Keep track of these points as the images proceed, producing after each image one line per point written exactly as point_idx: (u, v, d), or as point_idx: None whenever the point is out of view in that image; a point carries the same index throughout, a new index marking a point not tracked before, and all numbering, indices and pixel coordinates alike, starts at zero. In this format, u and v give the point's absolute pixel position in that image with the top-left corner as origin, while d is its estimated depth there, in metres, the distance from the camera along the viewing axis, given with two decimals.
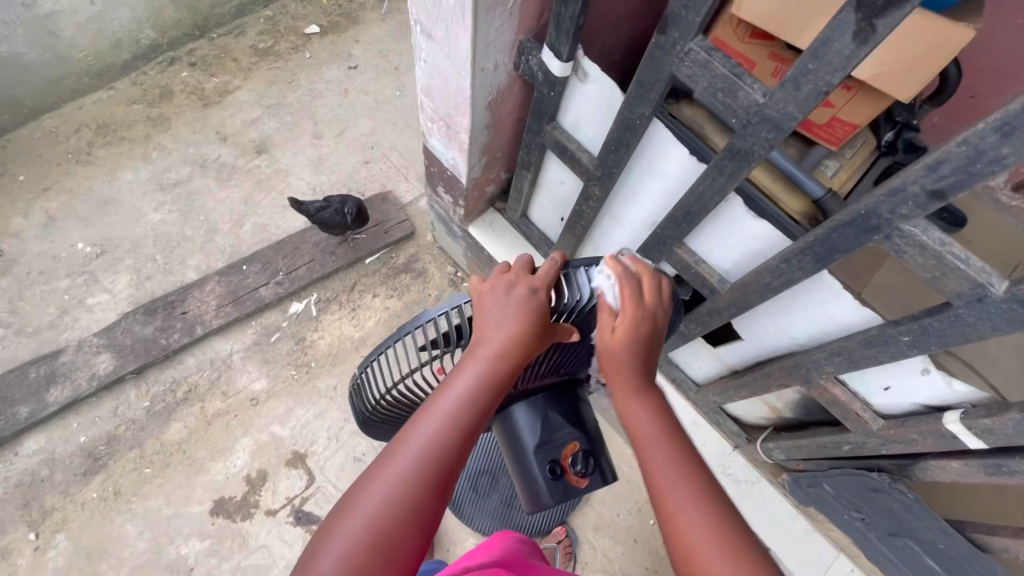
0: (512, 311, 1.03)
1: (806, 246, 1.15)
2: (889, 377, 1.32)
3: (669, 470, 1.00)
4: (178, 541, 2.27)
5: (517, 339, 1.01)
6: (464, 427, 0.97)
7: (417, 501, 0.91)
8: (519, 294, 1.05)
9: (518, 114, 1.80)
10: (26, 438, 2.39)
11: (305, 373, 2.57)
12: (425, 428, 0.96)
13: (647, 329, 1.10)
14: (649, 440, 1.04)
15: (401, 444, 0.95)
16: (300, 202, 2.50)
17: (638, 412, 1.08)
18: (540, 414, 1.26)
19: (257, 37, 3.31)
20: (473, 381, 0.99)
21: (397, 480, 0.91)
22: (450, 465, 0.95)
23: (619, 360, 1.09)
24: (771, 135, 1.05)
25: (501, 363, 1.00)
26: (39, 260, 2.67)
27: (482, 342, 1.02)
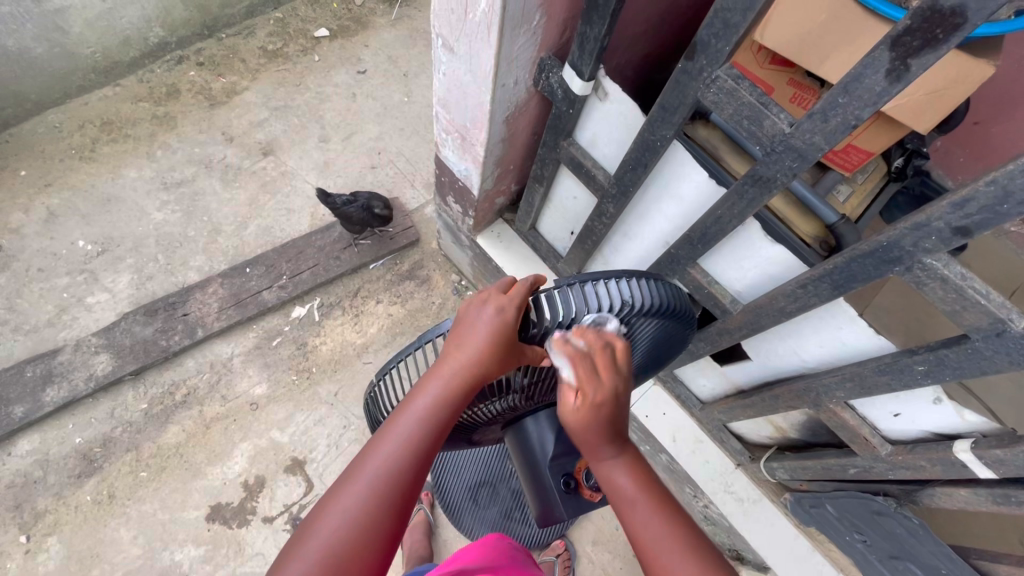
0: (482, 327, 0.97)
1: (823, 273, 1.16)
2: (899, 404, 1.34)
3: (652, 526, 1.00)
4: (173, 548, 2.24)
5: (484, 358, 0.96)
6: (422, 447, 0.97)
7: (375, 521, 0.92)
8: (489, 311, 0.98)
9: (533, 128, 1.80)
10: (20, 438, 2.35)
11: (306, 378, 2.55)
12: (384, 447, 0.96)
13: (613, 402, 1.00)
14: (629, 501, 1.03)
15: (359, 466, 0.96)
16: (328, 194, 2.46)
17: (616, 475, 1.04)
18: (555, 426, 1.25)
19: (266, 39, 3.31)
20: (435, 398, 0.98)
21: (356, 501, 0.92)
22: (407, 484, 0.96)
23: (588, 436, 1.01)
24: (795, 164, 1.06)
25: (464, 381, 0.98)
26: (39, 257, 2.64)
27: (445, 359, 0.99)
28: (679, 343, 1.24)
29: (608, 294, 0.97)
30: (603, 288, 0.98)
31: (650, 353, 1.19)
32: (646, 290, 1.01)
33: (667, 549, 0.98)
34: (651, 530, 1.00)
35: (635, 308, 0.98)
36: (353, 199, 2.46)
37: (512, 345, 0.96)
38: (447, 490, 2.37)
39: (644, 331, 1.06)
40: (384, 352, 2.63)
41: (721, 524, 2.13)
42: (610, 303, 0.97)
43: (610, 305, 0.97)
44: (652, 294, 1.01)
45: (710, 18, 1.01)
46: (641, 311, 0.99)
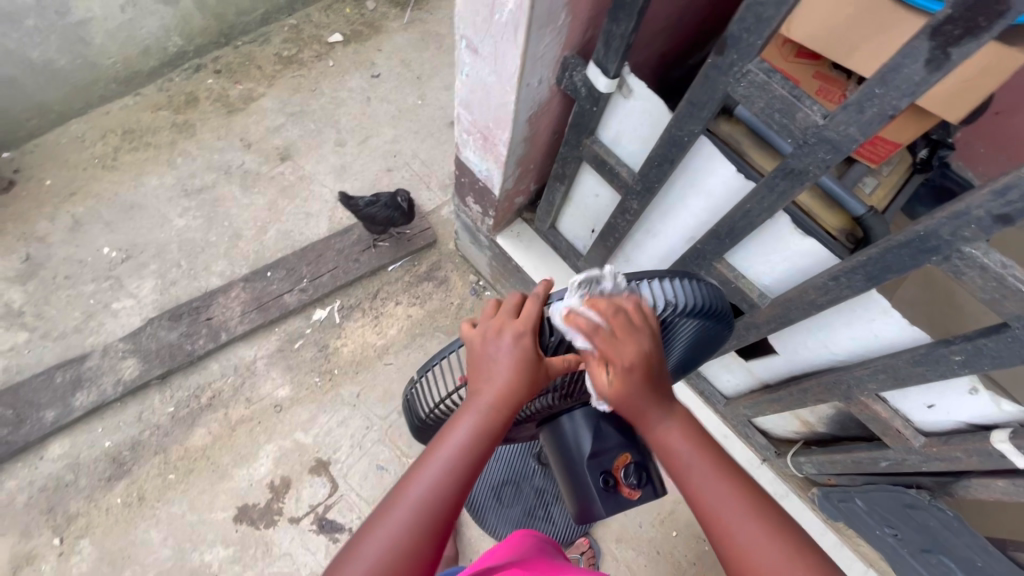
0: (506, 358, 0.99)
1: (856, 265, 1.16)
2: (933, 396, 1.33)
3: (707, 481, 1.01)
4: (202, 549, 2.27)
5: (514, 387, 0.99)
6: (461, 475, 0.99)
7: (417, 546, 0.93)
8: (508, 341, 0.99)
9: (555, 127, 1.81)
10: (50, 442, 2.39)
11: (328, 380, 2.58)
12: (424, 476, 0.98)
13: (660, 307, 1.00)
14: (681, 456, 1.04)
15: (400, 492, 0.98)
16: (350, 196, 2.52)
17: (668, 431, 1.04)
18: (592, 424, 1.27)
19: (281, 46, 3.34)
20: (470, 429, 0.99)
21: (399, 529, 0.94)
22: (447, 512, 0.97)
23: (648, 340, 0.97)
24: (828, 156, 1.06)
25: (496, 411, 1.00)
26: (65, 264, 2.69)
27: (476, 388, 1.01)
28: (722, 337, 1.23)
29: (651, 295, 0.98)
30: (645, 289, 0.98)
31: (692, 347, 1.19)
32: (689, 290, 1.01)
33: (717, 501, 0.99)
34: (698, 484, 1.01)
35: (679, 308, 0.99)
36: (374, 199, 2.50)
37: (538, 372, 0.99)
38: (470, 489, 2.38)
39: (683, 329, 1.06)
40: (404, 353, 2.65)
41: None
42: (651, 303, 0.97)
43: (652, 306, 0.97)
44: (694, 293, 1.01)
45: (741, 13, 1.01)
46: (684, 310, 1.00)
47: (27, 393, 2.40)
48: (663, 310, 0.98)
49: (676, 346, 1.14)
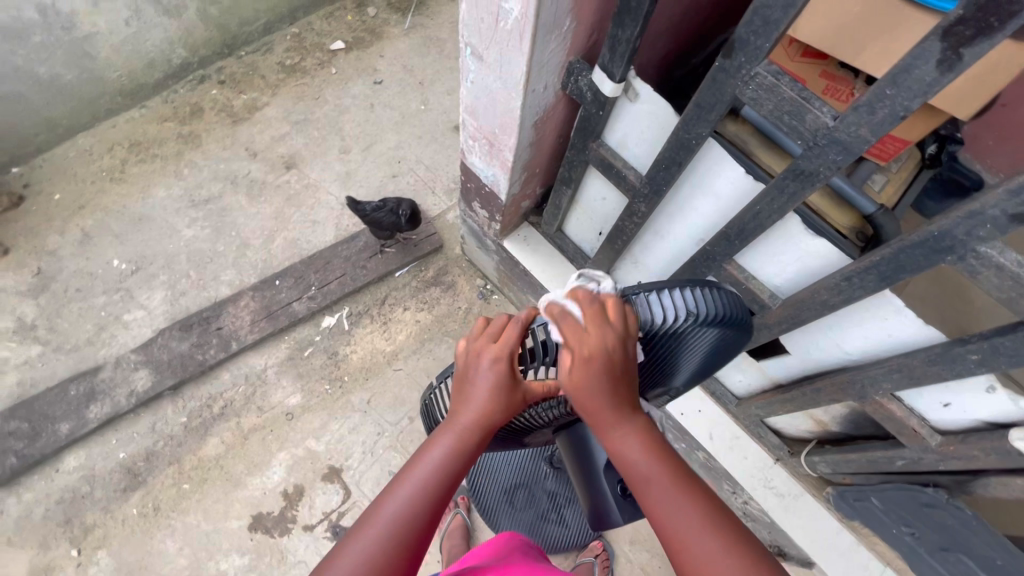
0: (486, 382, 1.02)
1: (869, 265, 1.16)
2: (949, 394, 1.32)
3: (673, 508, 0.95)
4: (218, 558, 2.28)
5: (492, 411, 1.02)
6: (436, 493, 1.01)
7: (387, 561, 0.95)
8: (486, 364, 1.02)
9: (560, 131, 1.81)
10: (66, 454, 2.41)
11: (338, 387, 2.59)
12: (398, 495, 1.00)
13: (606, 356, 0.95)
14: (643, 476, 0.99)
15: (378, 507, 1.00)
16: (356, 202, 2.52)
17: (628, 444, 0.99)
18: None
19: (284, 54, 3.36)
20: (446, 450, 1.03)
21: (374, 543, 0.95)
22: (421, 528, 0.99)
23: (581, 394, 0.96)
24: (839, 157, 1.06)
25: (474, 434, 1.02)
26: (76, 277, 2.71)
27: (456, 410, 1.04)
28: (736, 348, 1.22)
29: (674, 304, 0.99)
30: (668, 298, 1.00)
31: (707, 357, 1.18)
32: (710, 299, 1.03)
33: (697, 531, 0.93)
34: (676, 517, 0.94)
35: (702, 317, 1.00)
36: (382, 204, 2.50)
37: (514, 400, 1.03)
38: (482, 494, 2.39)
39: (703, 339, 1.07)
40: (413, 359, 2.65)
41: (762, 520, 2.12)
42: (674, 314, 0.98)
43: (676, 315, 0.98)
44: (716, 303, 1.02)
45: (749, 16, 1.01)
46: (707, 320, 1.01)
47: (41, 406, 2.42)
48: (684, 320, 0.98)
49: (694, 356, 1.14)
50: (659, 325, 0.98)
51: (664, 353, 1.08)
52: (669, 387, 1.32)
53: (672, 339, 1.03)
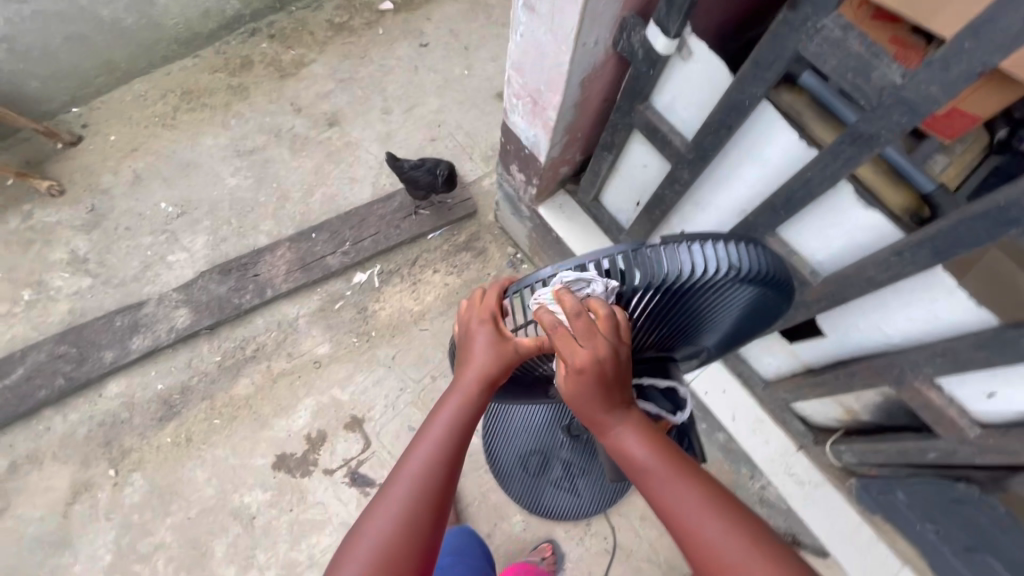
0: (481, 344, 1.10)
1: (924, 238, 1.11)
2: (994, 383, 1.27)
3: (677, 496, 0.95)
4: (242, 491, 2.39)
5: (491, 367, 1.09)
6: (452, 449, 1.08)
7: (415, 512, 1.00)
8: (480, 329, 1.10)
9: (607, 93, 1.78)
10: (107, 382, 2.53)
11: (365, 341, 2.65)
12: (420, 451, 1.06)
13: (600, 367, 0.95)
14: (644, 470, 1.00)
15: (397, 474, 1.04)
16: (396, 158, 2.54)
17: (628, 438, 1.02)
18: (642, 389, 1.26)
19: (334, 12, 3.38)
20: (454, 409, 1.10)
21: (400, 505, 1.00)
22: (441, 487, 1.03)
23: (579, 400, 1.00)
24: (904, 119, 1.01)
25: (477, 389, 1.10)
26: (126, 216, 2.83)
27: (459, 374, 1.12)
28: (775, 310, 1.20)
29: (717, 257, 0.98)
30: (711, 249, 0.98)
31: (742, 318, 1.17)
32: (753, 256, 1.02)
33: (697, 513, 0.93)
34: (678, 502, 0.95)
35: (744, 272, 0.99)
36: (420, 162, 2.53)
37: (508, 356, 1.10)
38: (498, 455, 2.43)
39: (741, 297, 1.06)
40: (440, 320, 2.69)
41: (779, 506, 2.10)
42: (716, 266, 0.97)
43: (719, 267, 0.97)
44: (759, 261, 1.02)
45: None
46: (750, 276, 1.00)
47: (88, 334, 2.55)
48: (725, 273, 0.97)
49: (727, 317, 1.14)
50: (702, 276, 0.96)
51: (700, 308, 1.07)
52: (701, 345, 1.32)
53: (711, 292, 1.02)
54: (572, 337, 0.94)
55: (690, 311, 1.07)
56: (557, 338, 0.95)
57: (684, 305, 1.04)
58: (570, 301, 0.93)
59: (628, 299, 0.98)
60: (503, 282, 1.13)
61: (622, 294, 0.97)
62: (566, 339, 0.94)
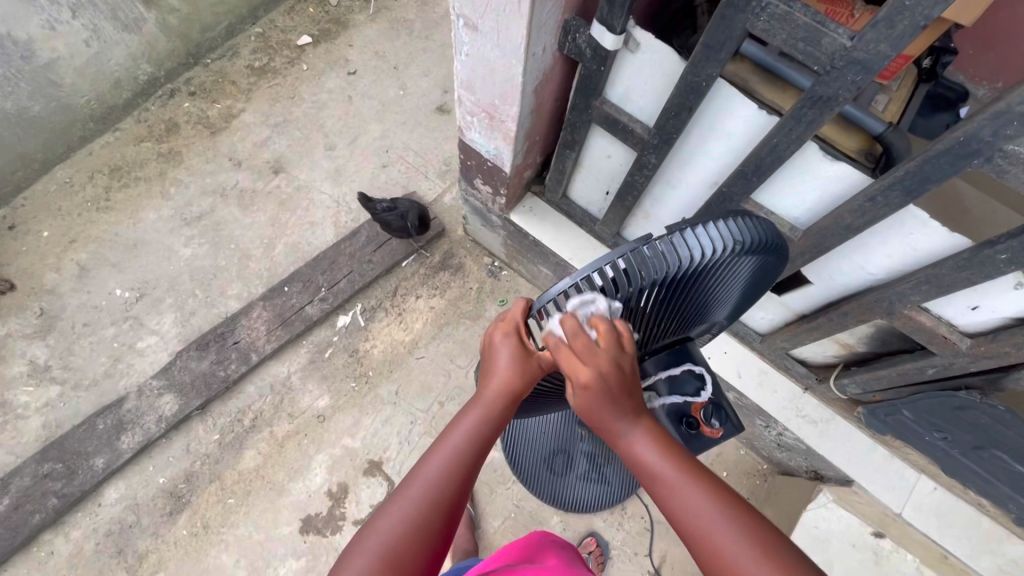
0: (503, 356, 1.09)
1: (894, 181, 1.18)
2: (976, 296, 1.38)
3: (691, 500, 0.96)
4: (275, 563, 2.32)
5: (512, 382, 1.08)
6: (466, 463, 1.06)
7: (427, 518, 0.99)
8: (503, 343, 1.10)
9: (558, 93, 1.79)
10: (105, 488, 2.40)
11: (365, 383, 2.60)
12: (435, 460, 1.05)
13: (603, 381, 0.96)
14: (657, 473, 1.00)
15: (412, 475, 1.04)
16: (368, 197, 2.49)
17: (638, 444, 1.02)
18: (667, 373, 1.28)
19: (252, 56, 3.26)
20: (473, 423, 1.08)
21: (411, 508, 0.99)
22: (453, 494, 1.03)
23: (590, 412, 1.00)
24: (858, 77, 1.07)
25: (497, 405, 1.09)
26: (81, 312, 2.66)
27: (479, 387, 1.12)
28: (775, 272, 1.25)
29: (721, 235, 1.01)
30: (711, 230, 1.02)
31: (746, 287, 1.22)
32: (750, 227, 1.06)
33: (710, 518, 0.94)
34: (695, 506, 0.95)
35: (748, 245, 1.03)
36: (388, 206, 2.50)
37: (532, 373, 1.09)
38: (522, 463, 2.43)
39: (746, 268, 1.11)
40: (434, 345, 2.67)
41: (797, 448, 2.19)
42: (722, 243, 1.01)
43: (724, 245, 1.01)
44: (756, 231, 1.06)
45: None
46: (752, 247, 1.04)
47: (71, 444, 2.40)
48: (733, 249, 1.01)
49: (734, 288, 1.18)
50: (711, 257, 1.00)
51: (712, 286, 1.11)
52: (712, 320, 1.35)
53: (721, 270, 1.06)
54: (576, 350, 0.96)
55: (703, 292, 1.11)
56: (564, 350, 0.97)
57: (698, 287, 1.07)
58: (569, 325, 0.96)
59: (649, 294, 1.00)
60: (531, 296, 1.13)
61: (641, 290, 0.98)
62: (572, 353, 0.96)
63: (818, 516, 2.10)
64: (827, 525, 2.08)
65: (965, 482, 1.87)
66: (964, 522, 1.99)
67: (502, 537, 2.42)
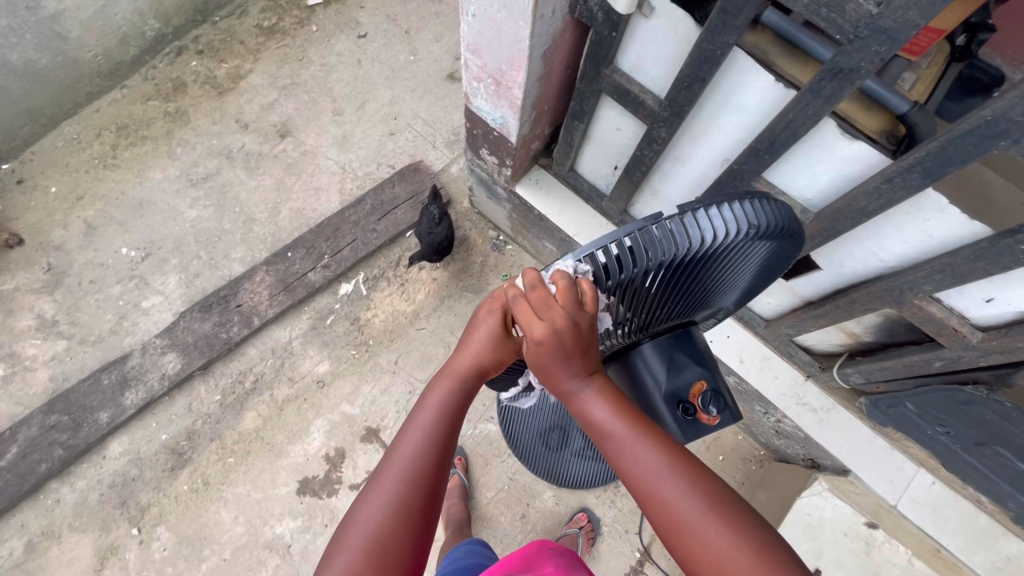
0: (483, 331, 1.08)
1: (913, 162, 1.12)
2: (989, 289, 1.33)
3: (641, 454, 0.95)
4: (272, 522, 2.37)
5: (485, 356, 1.10)
6: (443, 435, 1.06)
7: (408, 501, 0.99)
8: (483, 317, 1.09)
9: (569, 60, 1.73)
10: (109, 442, 2.46)
11: (365, 351, 2.61)
12: (410, 440, 1.05)
13: (557, 339, 0.92)
14: (607, 429, 0.99)
15: (389, 458, 1.03)
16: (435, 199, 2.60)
17: (589, 402, 1.00)
18: (666, 355, 1.25)
19: (260, 15, 3.19)
20: (445, 398, 1.09)
21: (391, 489, 0.99)
22: (433, 470, 1.02)
23: (540, 368, 0.97)
24: (883, 47, 1.01)
25: (469, 376, 1.10)
26: (88, 269, 2.68)
27: (453, 360, 1.12)
28: (789, 259, 1.21)
29: (734, 217, 0.97)
30: (726, 212, 0.97)
31: (758, 272, 1.18)
32: (767, 210, 1.01)
33: (659, 473, 0.94)
34: (644, 463, 0.95)
35: (762, 230, 0.99)
36: (438, 219, 2.54)
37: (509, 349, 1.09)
38: (518, 437, 2.44)
39: (758, 253, 1.06)
40: (435, 317, 2.66)
41: (795, 436, 2.17)
42: (735, 227, 0.96)
43: (737, 229, 0.96)
44: (773, 214, 1.01)
45: None
46: (767, 232, 1.00)
47: (77, 398, 2.45)
48: (746, 233, 0.97)
49: (745, 273, 1.14)
50: (722, 240, 0.96)
51: (722, 270, 1.07)
52: (719, 306, 1.31)
53: (732, 254, 1.02)
54: (536, 311, 0.93)
55: (712, 275, 1.07)
56: (526, 305, 0.94)
57: (707, 271, 1.03)
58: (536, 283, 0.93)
59: (655, 275, 0.96)
60: (523, 277, 1.09)
61: (646, 272, 0.94)
62: (532, 313, 0.93)
63: (811, 504, 2.09)
64: (820, 513, 2.07)
65: (965, 478, 1.84)
66: (960, 517, 1.97)
67: (495, 509, 2.44)
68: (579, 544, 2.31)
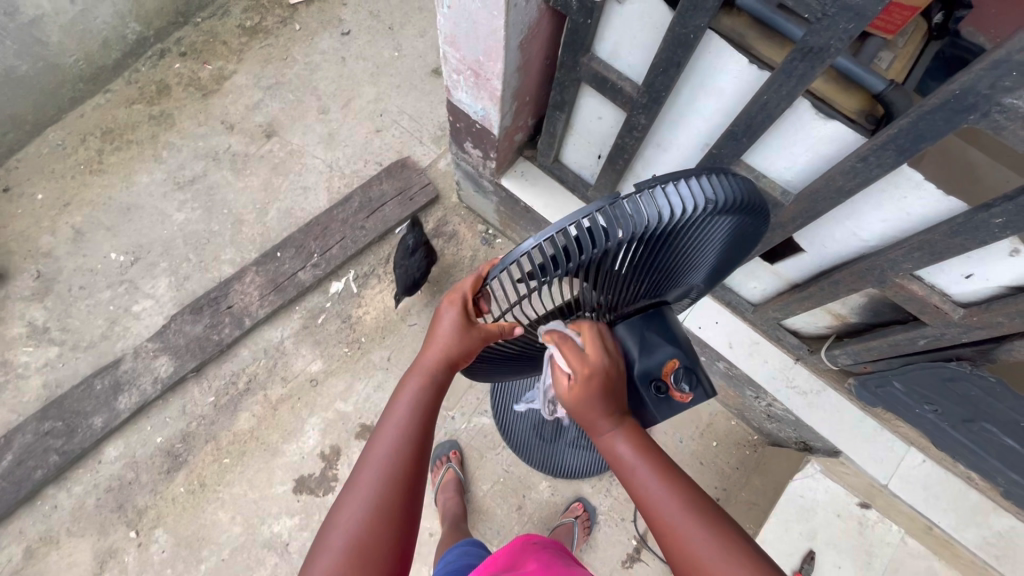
0: (446, 322, 1.11)
1: (887, 139, 1.12)
2: (969, 265, 1.33)
3: (658, 490, 1.05)
4: (269, 521, 2.38)
5: (451, 348, 1.12)
6: (418, 427, 1.08)
7: (386, 499, 0.99)
8: (446, 309, 1.12)
9: (547, 49, 1.73)
10: (105, 446, 2.46)
11: (357, 348, 2.61)
12: (385, 438, 1.06)
13: (602, 376, 1.14)
14: (629, 465, 1.10)
15: (366, 457, 1.04)
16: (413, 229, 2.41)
17: (616, 442, 1.12)
18: (638, 336, 1.25)
19: (242, 15, 3.17)
20: (416, 392, 1.11)
21: (370, 490, 1.00)
22: (411, 465, 1.03)
23: (581, 408, 1.13)
24: (851, 25, 1.01)
25: (438, 368, 1.12)
26: (77, 275, 2.68)
27: (422, 354, 1.14)
28: (755, 232, 1.22)
29: (693, 193, 0.96)
30: (684, 187, 0.97)
31: (724, 247, 1.18)
32: (726, 184, 1.01)
33: (673, 508, 1.01)
34: (660, 497, 1.03)
35: (721, 204, 0.98)
36: (411, 250, 2.37)
37: (474, 339, 1.11)
38: (512, 431, 2.46)
39: (720, 226, 1.06)
40: (426, 313, 2.66)
41: (786, 419, 2.18)
42: (694, 203, 0.96)
43: (697, 204, 0.96)
44: (733, 188, 1.01)
45: None
46: (726, 206, 1.00)
47: (71, 403, 2.45)
48: (705, 209, 0.97)
49: (711, 248, 1.14)
50: (682, 216, 0.95)
51: (686, 246, 1.06)
52: (689, 283, 1.31)
53: (694, 230, 1.01)
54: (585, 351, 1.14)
55: (677, 251, 1.06)
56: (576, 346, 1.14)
57: (670, 247, 1.03)
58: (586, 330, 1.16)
59: (615, 255, 0.96)
60: (481, 270, 1.14)
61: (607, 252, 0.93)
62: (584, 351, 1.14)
63: (806, 485, 2.10)
64: (813, 494, 2.09)
65: (955, 455, 1.85)
66: (951, 495, 1.98)
67: (491, 501, 2.46)
68: (576, 533, 2.31)
